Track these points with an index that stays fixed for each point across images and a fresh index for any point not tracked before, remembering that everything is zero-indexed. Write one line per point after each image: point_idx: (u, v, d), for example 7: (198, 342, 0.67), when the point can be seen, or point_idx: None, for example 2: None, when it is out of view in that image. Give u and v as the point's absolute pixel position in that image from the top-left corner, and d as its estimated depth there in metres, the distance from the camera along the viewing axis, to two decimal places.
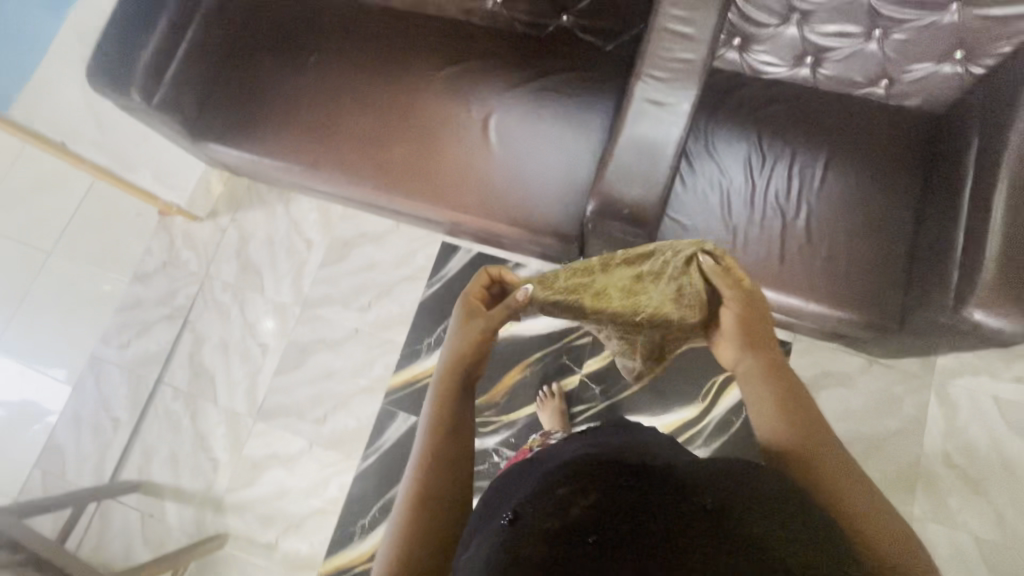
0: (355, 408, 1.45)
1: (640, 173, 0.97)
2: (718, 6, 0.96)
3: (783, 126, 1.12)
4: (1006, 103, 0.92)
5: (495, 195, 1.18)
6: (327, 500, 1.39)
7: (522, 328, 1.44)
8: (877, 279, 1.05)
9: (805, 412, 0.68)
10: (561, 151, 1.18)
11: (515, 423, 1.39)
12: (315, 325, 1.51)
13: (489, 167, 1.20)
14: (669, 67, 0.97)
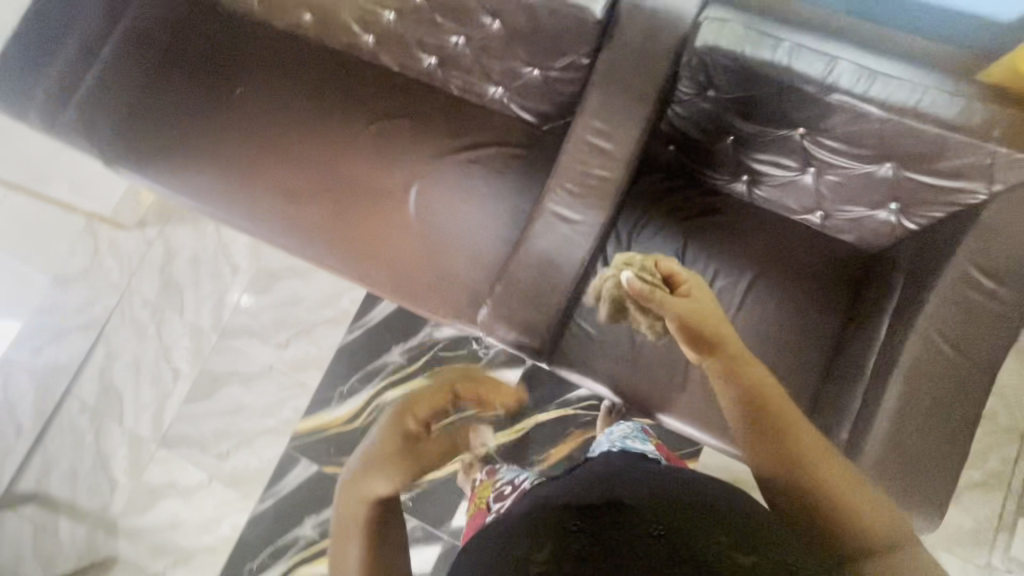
0: (258, 448, 1.42)
1: (535, 291, 0.91)
2: (641, 124, 0.89)
3: (711, 240, 1.05)
4: (927, 272, 0.86)
5: (406, 268, 1.12)
6: (219, 538, 1.39)
7: None
8: None
9: (758, 410, 0.68)
10: (479, 232, 1.12)
11: (415, 486, 1.37)
12: (230, 356, 1.48)
13: (405, 237, 1.13)
14: (582, 183, 0.91)
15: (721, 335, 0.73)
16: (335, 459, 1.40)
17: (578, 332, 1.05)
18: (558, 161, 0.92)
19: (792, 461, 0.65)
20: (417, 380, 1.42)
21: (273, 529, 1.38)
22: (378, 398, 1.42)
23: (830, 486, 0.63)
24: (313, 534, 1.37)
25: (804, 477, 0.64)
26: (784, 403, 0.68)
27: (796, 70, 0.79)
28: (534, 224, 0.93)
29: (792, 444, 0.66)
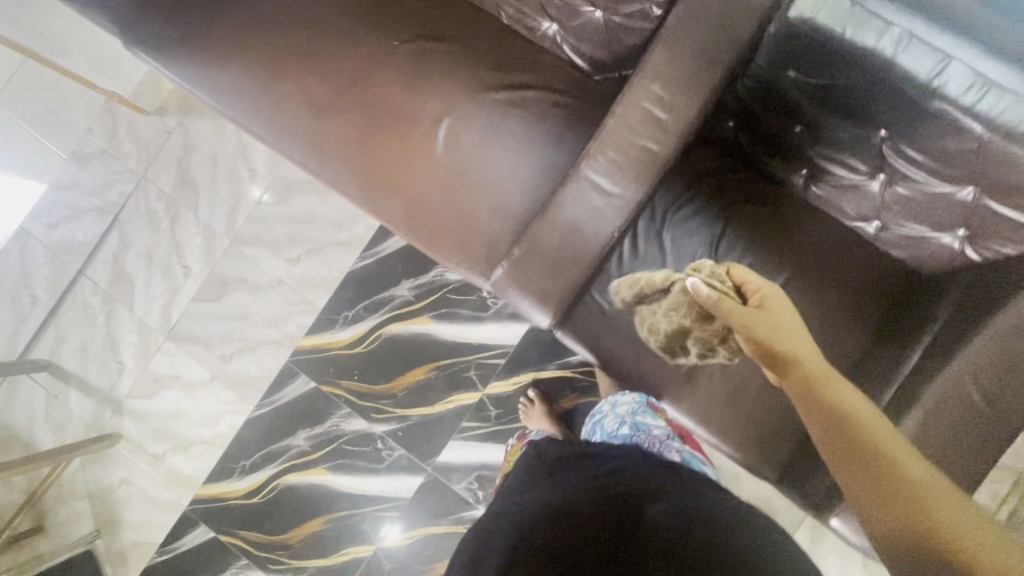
0: (260, 356, 1.45)
1: (555, 261, 0.86)
2: (706, 96, 0.78)
3: (753, 229, 0.96)
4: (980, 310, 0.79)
5: (424, 208, 1.06)
6: (217, 434, 1.45)
7: (441, 330, 1.40)
8: (778, 427, 0.98)
9: (843, 430, 0.62)
10: (507, 184, 1.04)
11: (406, 419, 1.40)
12: (240, 263, 1.46)
13: (426, 173, 1.06)
14: (627, 155, 0.82)
15: (797, 355, 0.69)
16: (333, 380, 1.43)
17: (591, 306, 1.02)
18: (605, 123, 0.83)
19: (896, 492, 0.56)
20: (422, 318, 1.41)
21: (267, 434, 1.44)
22: (382, 329, 1.42)
23: (952, 523, 0.52)
24: (305, 446, 1.43)
25: (919, 512, 0.54)
26: (876, 427, 0.62)
27: (898, 64, 0.67)
28: (567, 189, 0.85)
29: (893, 471, 0.57)
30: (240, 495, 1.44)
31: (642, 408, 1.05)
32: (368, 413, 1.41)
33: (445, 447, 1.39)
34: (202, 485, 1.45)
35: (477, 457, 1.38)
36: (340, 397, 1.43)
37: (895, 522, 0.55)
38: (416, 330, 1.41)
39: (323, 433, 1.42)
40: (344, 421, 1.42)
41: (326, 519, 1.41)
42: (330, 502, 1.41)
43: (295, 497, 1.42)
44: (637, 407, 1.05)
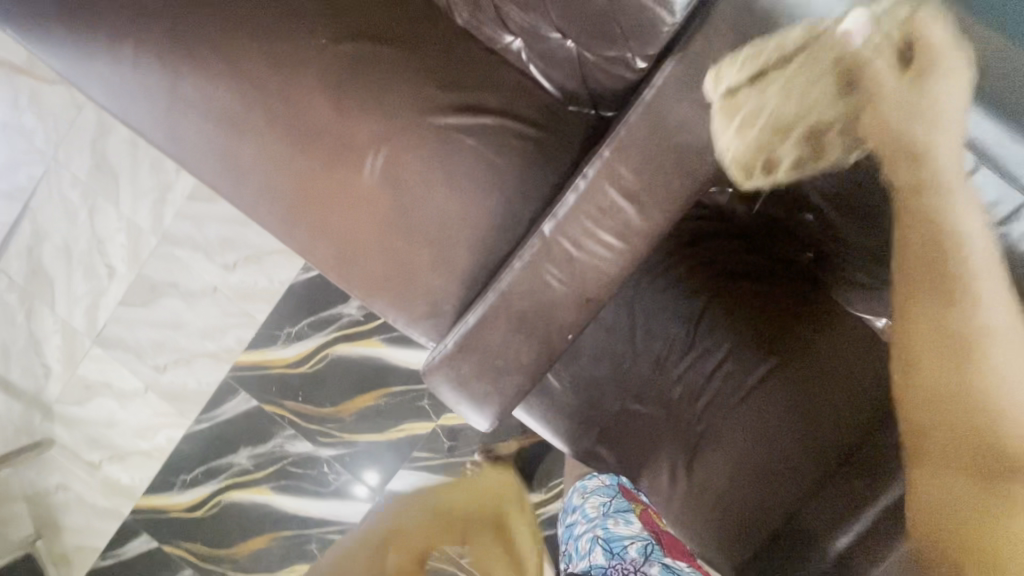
0: (196, 369, 1.33)
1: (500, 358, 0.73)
2: None
3: (742, 304, 0.86)
4: None
5: (358, 253, 0.89)
6: (155, 446, 1.37)
7: (393, 355, 1.29)
8: (754, 519, 0.86)
9: (949, 343, 0.51)
10: (455, 233, 0.87)
11: (353, 444, 1.32)
12: (170, 266, 1.30)
13: (364, 210, 0.87)
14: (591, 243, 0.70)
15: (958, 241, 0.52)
16: (276, 399, 1.32)
17: (550, 389, 0.90)
18: (568, 201, 0.70)
19: (956, 361, 0.51)
20: (372, 340, 1.28)
21: (207, 450, 1.35)
22: (327, 349, 1.29)
23: (1009, 494, 0.48)
24: (248, 465, 1.35)
25: (981, 462, 0.50)
26: (975, 348, 0.51)
27: (969, 196, 0.60)
28: (519, 276, 0.71)
29: (989, 372, 0.50)
30: (182, 508, 1.38)
31: (615, 507, 0.80)
32: (314, 435, 1.33)
33: (394, 475, 1.32)
34: (143, 495, 1.39)
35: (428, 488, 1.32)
36: (283, 417, 1.33)
37: (930, 476, 0.53)
38: (364, 352, 1.29)
39: (265, 452, 1.34)
40: (287, 442, 1.33)
41: (272, 537, 1.37)
42: (275, 520, 1.36)
43: (239, 514, 1.37)
44: (609, 507, 0.81)
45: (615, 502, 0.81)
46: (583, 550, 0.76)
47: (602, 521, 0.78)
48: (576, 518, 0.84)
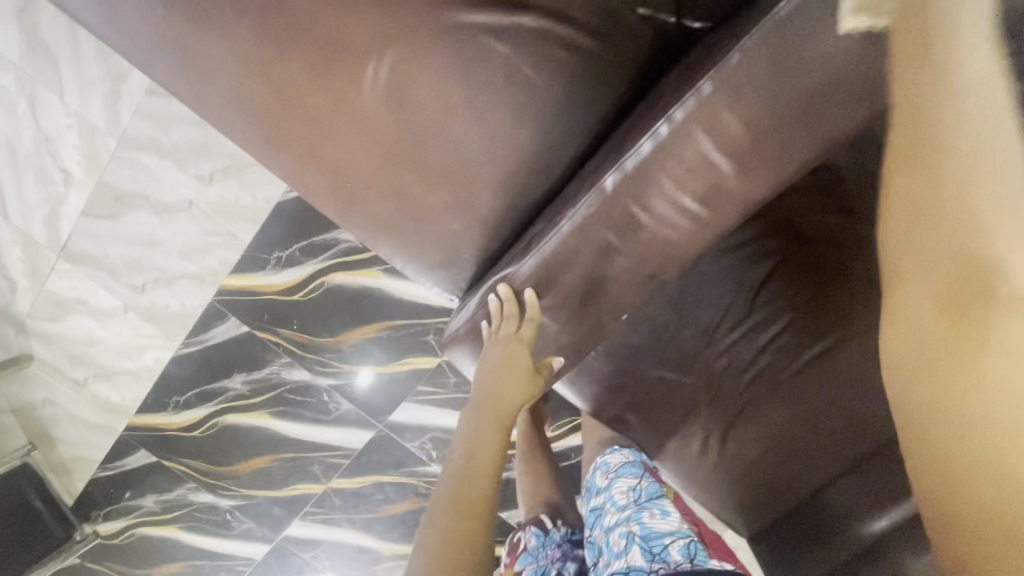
0: (179, 291, 1.21)
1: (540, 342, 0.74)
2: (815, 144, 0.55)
3: (812, 276, 0.74)
4: None
5: (358, 189, 0.74)
6: (142, 367, 1.29)
7: (395, 288, 1.17)
8: (777, 497, 0.82)
9: (955, 261, 0.36)
10: (480, 175, 0.71)
11: (354, 374, 1.25)
12: (136, 175, 1.12)
13: (363, 139, 0.70)
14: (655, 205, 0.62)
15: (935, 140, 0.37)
16: (269, 326, 1.22)
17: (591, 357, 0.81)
18: (641, 149, 0.59)
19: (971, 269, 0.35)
20: (371, 270, 1.16)
21: (198, 374, 1.28)
22: (323, 278, 1.17)
23: (1008, 449, 0.33)
24: (243, 390, 1.29)
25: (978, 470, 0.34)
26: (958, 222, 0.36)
27: None
28: (568, 238, 0.65)
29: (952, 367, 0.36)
30: (179, 428, 1.34)
31: (647, 494, 0.74)
32: (311, 365, 1.25)
33: (398, 406, 1.28)
34: (136, 413, 1.34)
35: (432, 419, 1.29)
36: (277, 345, 1.24)
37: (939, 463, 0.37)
38: (363, 283, 1.17)
39: (262, 379, 1.28)
40: (284, 370, 1.26)
41: (274, 458, 1.36)
42: (275, 443, 1.34)
43: (238, 436, 1.34)
44: (641, 493, 0.74)
45: (646, 486, 0.75)
46: (619, 547, 0.68)
47: (636, 513, 0.71)
48: (605, 504, 0.77)
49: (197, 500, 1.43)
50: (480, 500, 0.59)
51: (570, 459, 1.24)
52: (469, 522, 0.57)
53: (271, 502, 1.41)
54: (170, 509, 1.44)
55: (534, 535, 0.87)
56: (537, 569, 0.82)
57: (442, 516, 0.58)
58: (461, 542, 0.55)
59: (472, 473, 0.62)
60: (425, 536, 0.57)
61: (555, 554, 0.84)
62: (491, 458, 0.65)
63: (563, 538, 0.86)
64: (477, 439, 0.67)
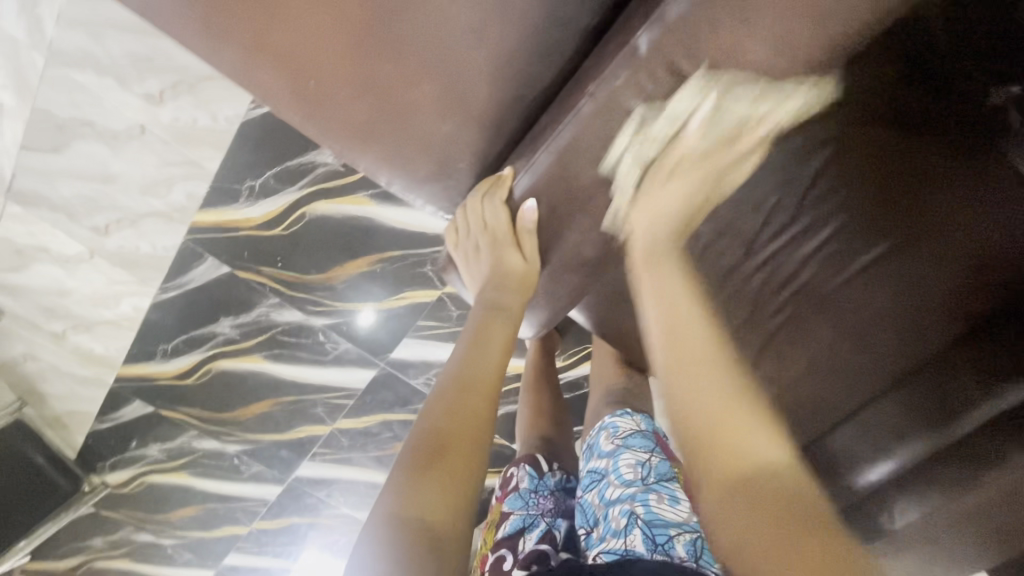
0: (147, 232, 1.10)
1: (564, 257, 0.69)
2: None
3: (862, 178, 0.62)
4: None
5: (326, 89, 0.61)
6: (121, 315, 1.20)
7: (383, 216, 1.05)
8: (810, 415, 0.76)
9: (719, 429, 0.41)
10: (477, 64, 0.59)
11: (350, 313, 1.17)
12: (75, 100, 0.96)
13: (327, 24, 0.56)
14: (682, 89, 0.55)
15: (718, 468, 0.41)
16: (251, 266, 1.12)
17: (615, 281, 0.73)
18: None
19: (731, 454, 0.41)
20: (357, 197, 1.04)
21: (183, 319, 1.20)
22: (303, 209, 1.05)
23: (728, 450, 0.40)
24: (233, 334, 1.22)
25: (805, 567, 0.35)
26: (739, 412, 0.42)
27: None
28: (589, 121, 0.58)
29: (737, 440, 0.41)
30: (171, 376, 1.28)
31: (656, 474, 0.59)
32: (302, 305, 1.17)
33: (398, 344, 1.21)
34: (124, 364, 1.27)
35: (436, 356, 1.22)
36: (262, 285, 1.15)
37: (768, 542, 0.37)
38: (349, 211, 1.05)
39: (251, 322, 1.20)
40: (273, 311, 1.18)
41: (274, 402, 1.31)
42: (274, 387, 1.28)
43: (235, 381, 1.28)
44: (650, 472, 0.60)
45: (656, 465, 0.61)
46: (616, 524, 0.55)
47: (643, 492, 0.57)
48: (605, 472, 0.62)
49: (202, 447, 1.40)
50: (486, 386, 0.57)
51: (582, 388, 1.19)
52: (479, 407, 0.55)
53: (277, 446, 1.38)
54: (176, 457, 1.42)
55: (528, 478, 0.69)
56: (526, 517, 0.63)
57: (446, 393, 0.56)
58: (466, 420, 0.54)
59: (472, 378, 0.57)
60: (431, 412, 0.55)
61: (549, 505, 0.65)
62: (494, 365, 0.59)
63: (558, 487, 0.69)
64: (480, 346, 0.61)
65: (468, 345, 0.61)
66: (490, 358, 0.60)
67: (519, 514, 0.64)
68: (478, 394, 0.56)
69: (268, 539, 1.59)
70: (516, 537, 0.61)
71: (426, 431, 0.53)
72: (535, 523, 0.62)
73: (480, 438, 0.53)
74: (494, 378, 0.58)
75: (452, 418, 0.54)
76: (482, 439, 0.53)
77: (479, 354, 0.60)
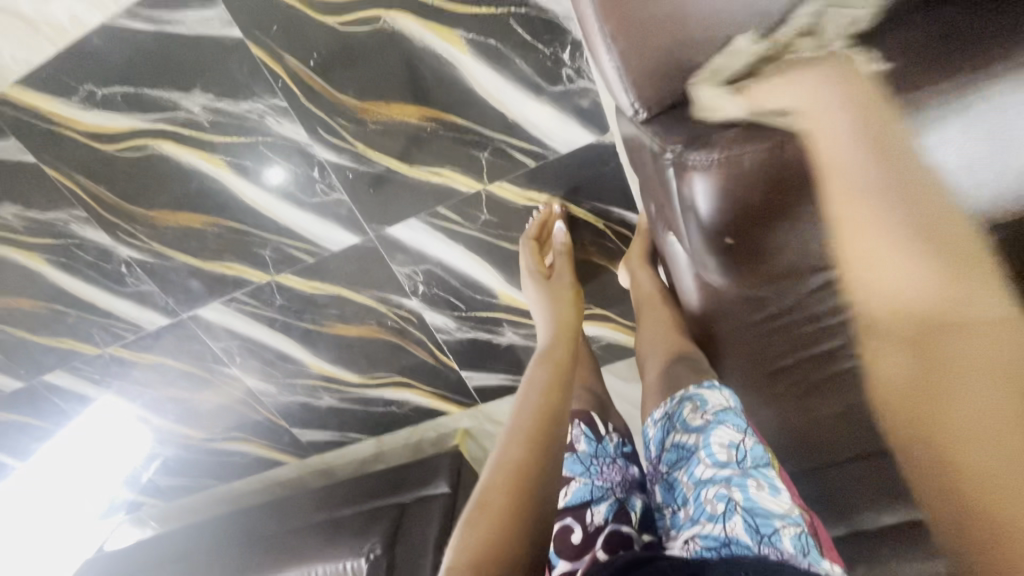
0: None
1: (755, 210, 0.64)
2: None
3: None
4: None
5: None
6: (41, 17, 0.83)
7: (470, 72, 0.86)
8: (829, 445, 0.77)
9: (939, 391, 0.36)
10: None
11: (365, 164, 0.96)
12: None
13: None
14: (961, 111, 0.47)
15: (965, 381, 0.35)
16: (273, 48, 0.86)
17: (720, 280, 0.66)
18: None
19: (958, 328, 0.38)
20: (452, 36, 0.84)
21: (140, 67, 0.88)
22: (381, 12, 0.82)
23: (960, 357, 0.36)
24: (199, 119, 0.93)
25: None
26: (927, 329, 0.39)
27: None
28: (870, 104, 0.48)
29: (978, 367, 0.35)
30: (83, 130, 0.95)
31: (753, 459, 0.58)
32: (313, 124, 0.93)
33: (401, 221, 1.03)
34: (17, 84, 0.90)
35: (436, 253, 1.07)
36: (274, 78, 0.88)
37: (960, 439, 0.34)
38: (433, 45, 0.85)
39: (234, 115, 0.92)
40: (270, 116, 0.92)
41: (214, 223, 1.04)
42: (222, 203, 1.02)
43: (174, 177, 0.99)
44: (745, 456, 0.59)
45: (751, 448, 0.59)
46: (712, 509, 0.55)
47: (740, 478, 0.56)
48: (694, 448, 0.61)
49: (82, 236, 1.07)
50: (534, 485, 0.49)
51: None
52: (541, 454, 0.52)
53: (190, 273, 1.11)
54: (38, 232, 1.07)
55: (585, 439, 0.71)
56: (591, 488, 0.67)
57: (513, 451, 0.52)
58: (511, 496, 0.48)
59: (543, 429, 0.54)
60: (492, 470, 0.51)
61: (613, 475, 0.68)
62: (557, 412, 0.57)
63: (618, 453, 0.71)
64: (538, 396, 0.59)
65: (517, 399, 0.60)
66: (550, 407, 0.57)
67: (583, 483, 0.67)
68: (538, 445, 0.53)
69: (119, 371, 1.31)
70: (582, 508, 0.65)
71: (496, 474, 0.51)
72: (604, 497, 0.65)
73: (539, 504, 0.48)
74: (556, 426, 0.55)
75: (510, 464, 0.51)
76: (541, 507, 0.48)
77: (543, 408, 0.57)
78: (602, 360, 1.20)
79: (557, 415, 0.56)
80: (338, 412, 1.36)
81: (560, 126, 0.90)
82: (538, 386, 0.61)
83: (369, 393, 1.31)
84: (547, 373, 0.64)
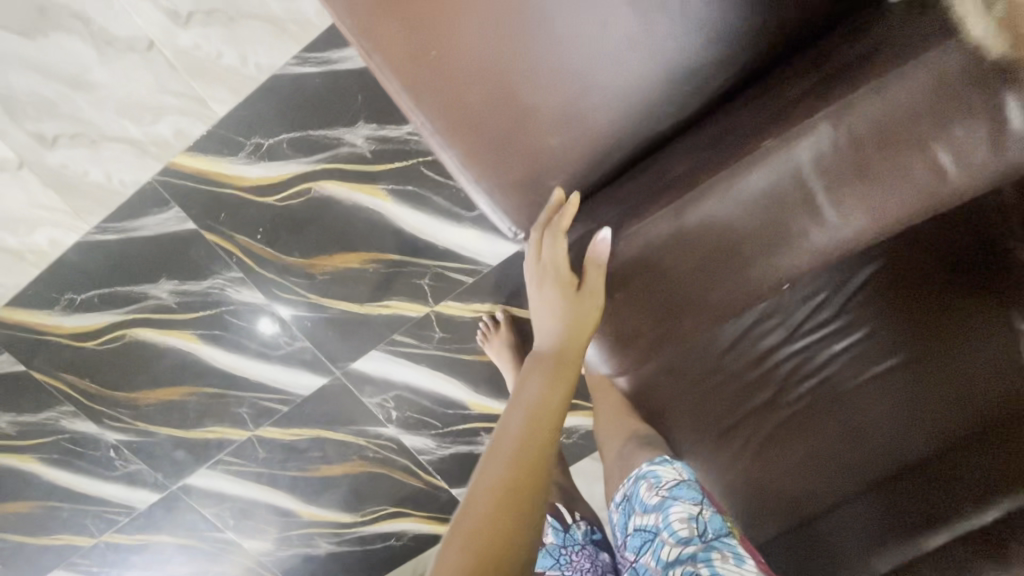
0: (107, 159, 0.92)
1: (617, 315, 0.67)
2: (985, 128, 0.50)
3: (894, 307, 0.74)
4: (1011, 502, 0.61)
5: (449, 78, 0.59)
6: (26, 247, 0.97)
7: (397, 215, 0.98)
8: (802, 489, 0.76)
9: None
10: (632, 75, 0.60)
11: (321, 310, 1.05)
12: None
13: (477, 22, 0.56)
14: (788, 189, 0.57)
15: None
16: (224, 230, 0.98)
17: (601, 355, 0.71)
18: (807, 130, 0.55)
19: None
20: (375, 189, 0.96)
21: (113, 271, 1.00)
22: (310, 185, 0.95)
23: None
24: (168, 302, 1.03)
25: None
26: None
27: None
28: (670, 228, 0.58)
29: None
30: (67, 334, 1.05)
31: (713, 530, 0.62)
32: (266, 287, 1.03)
33: (364, 355, 1.09)
34: (7, 307, 1.02)
35: (401, 378, 1.12)
36: (230, 255, 1.00)
37: None
38: (361, 201, 0.97)
39: (198, 293, 1.03)
40: (230, 287, 1.02)
41: (191, 392, 1.11)
42: (196, 373, 1.09)
43: (150, 359, 1.08)
44: (706, 527, 0.62)
45: (709, 519, 0.63)
46: None
47: (704, 552, 0.59)
48: (656, 529, 0.64)
49: (72, 429, 1.13)
50: None
51: None
52: None
53: (174, 444, 1.15)
54: (30, 435, 1.13)
55: (552, 530, 0.75)
56: None
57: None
58: None
59: (499, 539, 0.42)
60: None
61: (583, 563, 0.72)
62: (525, 514, 0.45)
63: (587, 540, 0.75)
64: (500, 492, 0.45)
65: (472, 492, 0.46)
66: (514, 511, 0.44)
67: None
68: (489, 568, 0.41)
69: (116, 558, 1.30)
70: None
71: None
72: None
73: None
74: (515, 540, 0.43)
75: None
76: None
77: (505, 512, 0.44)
78: (586, 449, 1.20)
79: (521, 525, 0.44)
80: (340, 556, 1.33)
81: (486, 243, 0.99)
82: (503, 463, 0.47)
83: (366, 531, 1.29)
84: (523, 451, 0.49)
